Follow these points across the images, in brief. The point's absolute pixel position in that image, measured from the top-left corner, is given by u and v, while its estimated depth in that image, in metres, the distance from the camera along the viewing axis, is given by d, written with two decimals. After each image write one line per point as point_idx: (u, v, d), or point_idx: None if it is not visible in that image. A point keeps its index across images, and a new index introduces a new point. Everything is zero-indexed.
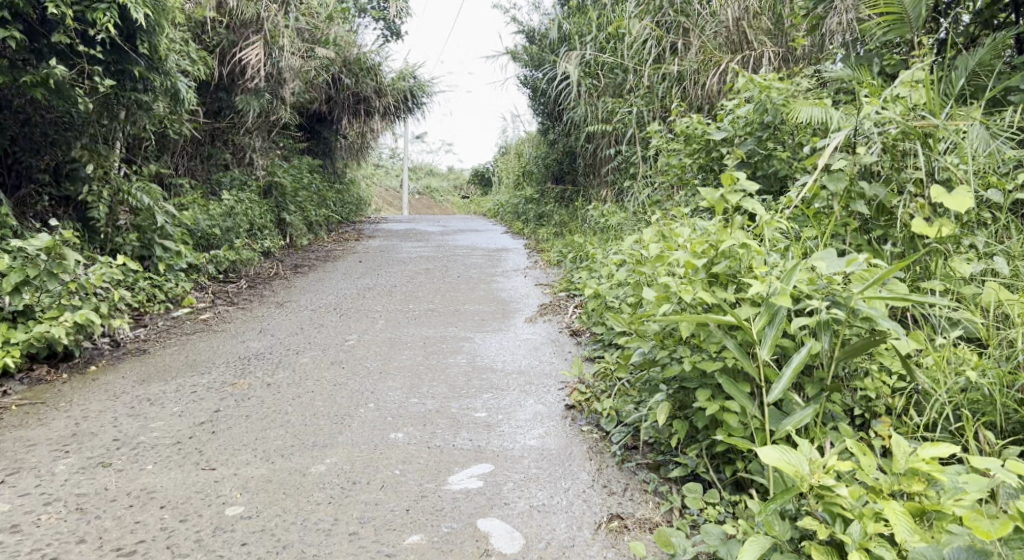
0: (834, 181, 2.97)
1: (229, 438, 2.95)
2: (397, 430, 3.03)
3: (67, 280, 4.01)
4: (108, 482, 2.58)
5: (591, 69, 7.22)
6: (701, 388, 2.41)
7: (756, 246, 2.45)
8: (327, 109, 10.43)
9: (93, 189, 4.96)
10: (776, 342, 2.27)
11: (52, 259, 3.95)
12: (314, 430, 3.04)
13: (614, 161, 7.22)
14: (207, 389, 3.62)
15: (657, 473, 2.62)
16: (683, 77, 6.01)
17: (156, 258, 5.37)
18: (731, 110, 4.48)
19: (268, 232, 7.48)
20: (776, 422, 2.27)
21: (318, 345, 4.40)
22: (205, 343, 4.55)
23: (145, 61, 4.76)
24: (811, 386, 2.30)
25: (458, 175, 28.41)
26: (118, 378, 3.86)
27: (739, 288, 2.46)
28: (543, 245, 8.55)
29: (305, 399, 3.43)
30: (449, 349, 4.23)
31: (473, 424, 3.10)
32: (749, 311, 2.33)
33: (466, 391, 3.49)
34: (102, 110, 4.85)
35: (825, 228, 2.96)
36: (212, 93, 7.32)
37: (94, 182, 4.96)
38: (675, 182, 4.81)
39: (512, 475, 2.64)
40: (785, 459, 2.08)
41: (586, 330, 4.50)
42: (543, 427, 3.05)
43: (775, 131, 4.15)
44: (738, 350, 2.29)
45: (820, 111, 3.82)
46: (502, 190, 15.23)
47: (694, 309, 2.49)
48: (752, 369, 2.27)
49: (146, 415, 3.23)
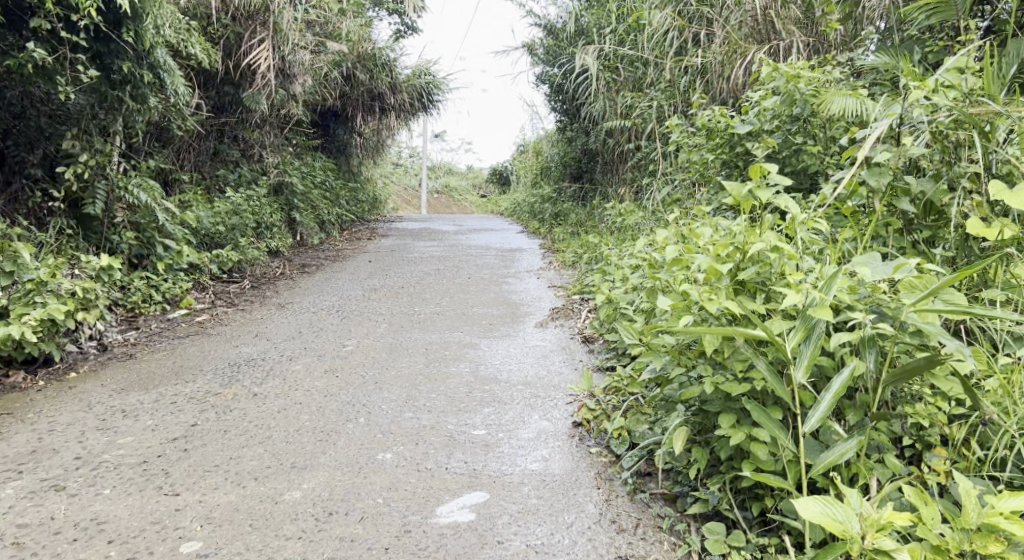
0: (875, 175, 2.61)
1: (201, 457, 2.69)
2: (385, 450, 2.74)
3: (23, 278, 3.79)
4: (57, 510, 2.35)
5: (610, 63, 6.91)
6: (724, 413, 2.08)
7: (789, 249, 2.13)
8: (341, 106, 10.21)
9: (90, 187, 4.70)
10: (813, 362, 1.95)
11: (6, 257, 3.78)
12: (295, 449, 2.76)
13: (634, 157, 6.91)
14: (188, 399, 3.35)
15: (673, 506, 2.31)
16: (707, 70, 5.69)
17: (155, 257, 5.13)
18: (757, 101, 4.16)
19: (276, 230, 7.25)
20: (812, 455, 1.95)
21: (314, 351, 4.13)
22: (196, 348, 4.29)
23: (132, 52, 4.49)
24: (853, 413, 1.97)
25: (478, 174, 28.22)
26: (97, 386, 3.61)
27: (769, 298, 2.15)
28: (559, 245, 8.26)
29: (290, 412, 3.15)
30: (452, 356, 3.94)
31: (471, 443, 2.80)
32: (781, 325, 2.01)
33: (465, 405, 3.19)
34: (95, 102, 4.60)
35: (864, 230, 2.65)
36: (217, 88, 6.91)
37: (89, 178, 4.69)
38: (697, 178, 4.50)
39: (508, 507, 2.35)
40: (829, 515, 1.77)
41: (599, 337, 4.20)
42: (547, 448, 2.75)
43: (806, 124, 3.85)
44: (768, 371, 1.97)
45: (854, 102, 3.57)
46: (521, 189, 14.99)
47: (716, 322, 2.17)
48: (785, 393, 1.95)
49: (116, 430, 2.97)
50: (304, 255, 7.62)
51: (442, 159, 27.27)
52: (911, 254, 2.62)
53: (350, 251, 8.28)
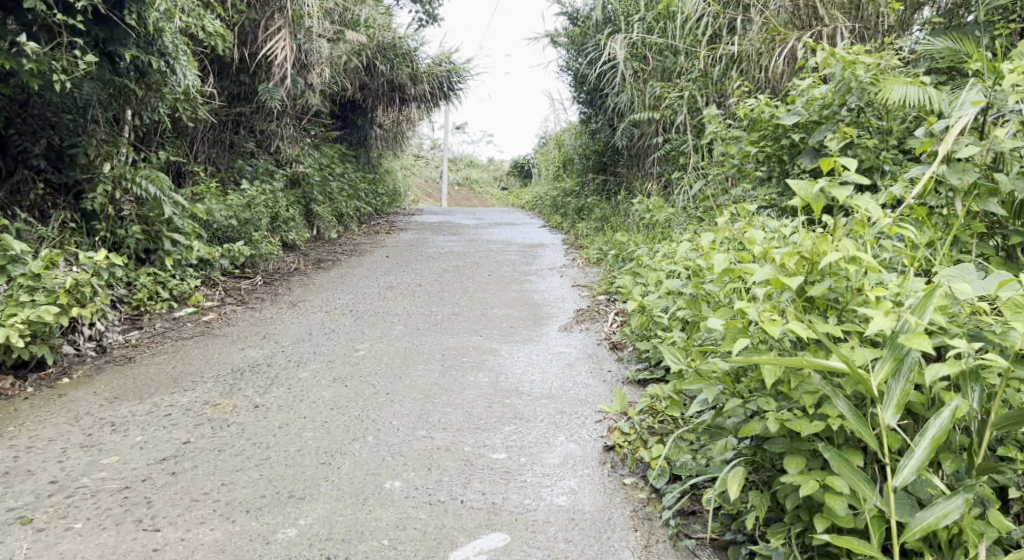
0: (957, 173, 2.28)
1: (189, 483, 2.41)
2: (394, 476, 2.48)
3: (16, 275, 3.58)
4: (18, 549, 2.09)
5: (639, 51, 6.54)
6: (792, 456, 1.77)
7: (870, 261, 1.81)
8: (360, 97, 9.90)
9: (99, 182, 4.46)
10: (905, 400, 1.63)
11: None
12: (296, 474, 2.50)
13: (662, 150, 6.57)
14: (185, 411, 3.07)
15: (723, 555, 2.05)
16: (743, 58, 5.33)
17: (163, 252, 4.82)
18: (805, 90, 3.80)
19: (292, 224, 6.99)
20: (905, 513, 1.63)
21: (323, 356, 3.85)
22: (200, 351, 4.01)
23: (136, 38, 4.15)
24: (951, 459, 1.66)
25: (499, 166, 27.87)
26: (88, 394, 3.33)
27: (843, 320, 1.84)
28: (583, 241, 7.95)
29: (293, 429, 2.86)
30: (470, 364, 3.64)
31: (490, 470, 2.52)
32: (865, 355, 1.69)
33: (484, 422, 2.89)
34: (99, 92, 4.30)
35: (941, 236, 2.33)
36: (232, 77, 6.57)
37: (104, 179, 4.47)
38: (735, 173, 4.16)
39: (532, 554, 2.12)
40: None
41: (628, 344, 3.86)
42: (576, 477, 2.48)
43: (860, 114, 3.51)
44: (850, 412, 1.65)
45: (916, 91, 3.21)
46: (542, 181, 14.65)
47: (779, 346, 1.86)
48: (872, 439, 1.62)
49: (101, 448, 2.69)
50: (321, 250, 7.37)
51: (462, 151, 26.93)
52: (998, 263, 2.30)
53: (367, 245, 8.02)
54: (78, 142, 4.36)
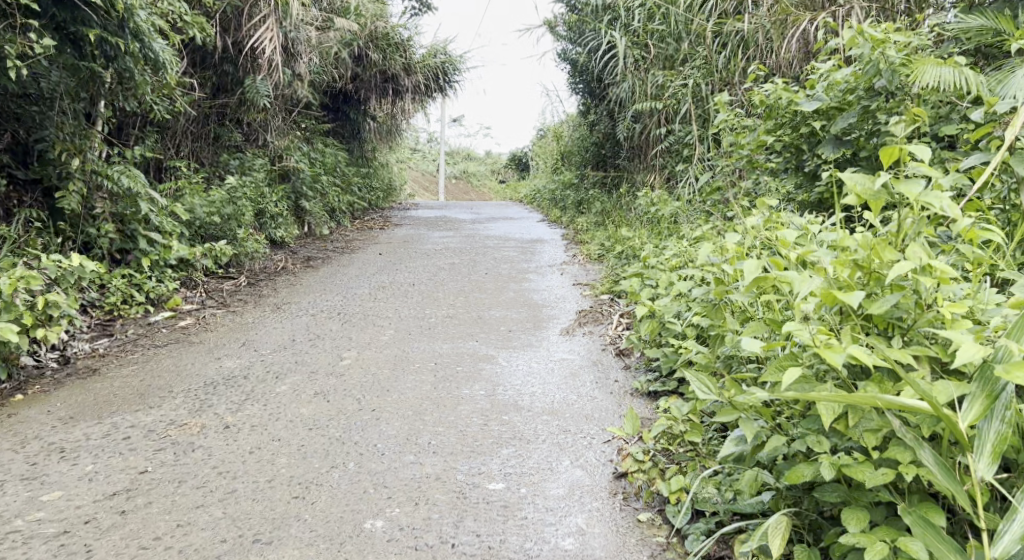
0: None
1: (140, 525, 2.13)
2: (376, 514, 2.17)
3: None
4: None
5: (640, 39, 6.19)
6: (853, 510, 1.56)
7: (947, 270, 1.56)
8: (352, 88, 9.52)
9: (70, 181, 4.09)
10: (1001, 444, 1.40)
11: None
12: (265, 511, 2.19)
13: (664, 141, 6.24)
14: (146, 434, 2.74)
15: None
16: (751, 44, 5.00)
17: (139, 252, 4.49)
18: (826, 73, 3.48)
19: (281, 220, 6.65)
20: None
21: (305, 366, 3.52)
22: (172, 360, 3.68)
23: (99, 19, 3.75)
24: None
25: (496, 159, 27.44)
26: (40, 413, 3.01)
27: (911, 340, 1.59)
28: (584, 235, 7.63)
29: (265, 456, 2.52)
30: (465, 374, 3.32)
31: (486, 505, 2.20)
32: (950, 390, 1.45)
33: (480, 444, 2.58)
34: (64, 82, 3.91)
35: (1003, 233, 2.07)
36: (214, 66, 6.11)
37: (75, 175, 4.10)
38: (748, 163, 3.83)
39: None
40: None
41: (635, 349, 3.55)
42: (584, 512, 2.17)
43: (887, 99, 3.16)
44: (935, 463, 1.45)
45: (951, 72, 2.88)
46: (540, 174, 14.29)
47: (835, 374, 1.61)
48: (961, 494, 1.41)
49: (44, 480, 2.39)
50: (311, 247, 7.04)
51: (459, 145, 26.54)
52: None
53: (360, 242, 7.68)
54: (47, 136, 3.97)
